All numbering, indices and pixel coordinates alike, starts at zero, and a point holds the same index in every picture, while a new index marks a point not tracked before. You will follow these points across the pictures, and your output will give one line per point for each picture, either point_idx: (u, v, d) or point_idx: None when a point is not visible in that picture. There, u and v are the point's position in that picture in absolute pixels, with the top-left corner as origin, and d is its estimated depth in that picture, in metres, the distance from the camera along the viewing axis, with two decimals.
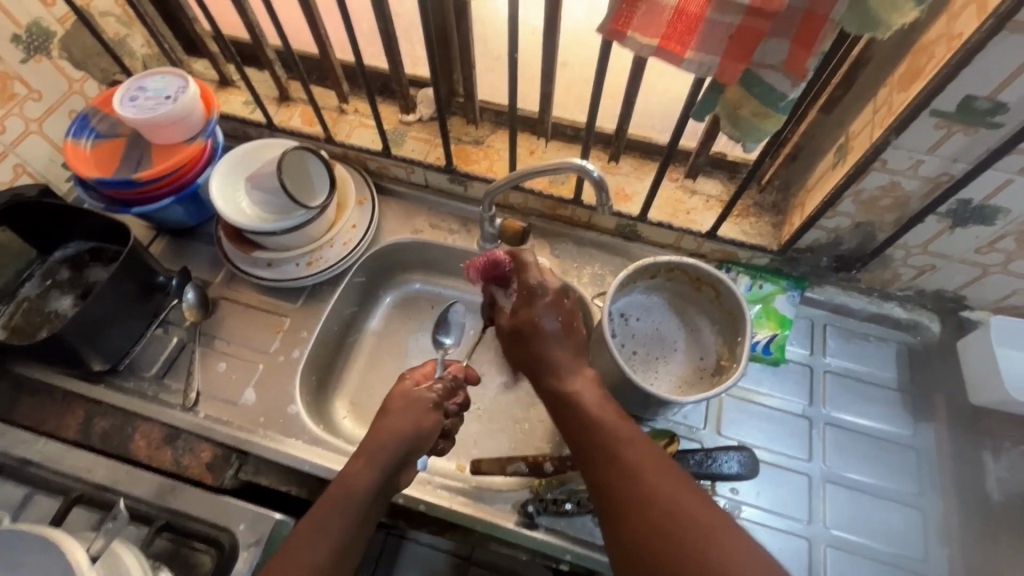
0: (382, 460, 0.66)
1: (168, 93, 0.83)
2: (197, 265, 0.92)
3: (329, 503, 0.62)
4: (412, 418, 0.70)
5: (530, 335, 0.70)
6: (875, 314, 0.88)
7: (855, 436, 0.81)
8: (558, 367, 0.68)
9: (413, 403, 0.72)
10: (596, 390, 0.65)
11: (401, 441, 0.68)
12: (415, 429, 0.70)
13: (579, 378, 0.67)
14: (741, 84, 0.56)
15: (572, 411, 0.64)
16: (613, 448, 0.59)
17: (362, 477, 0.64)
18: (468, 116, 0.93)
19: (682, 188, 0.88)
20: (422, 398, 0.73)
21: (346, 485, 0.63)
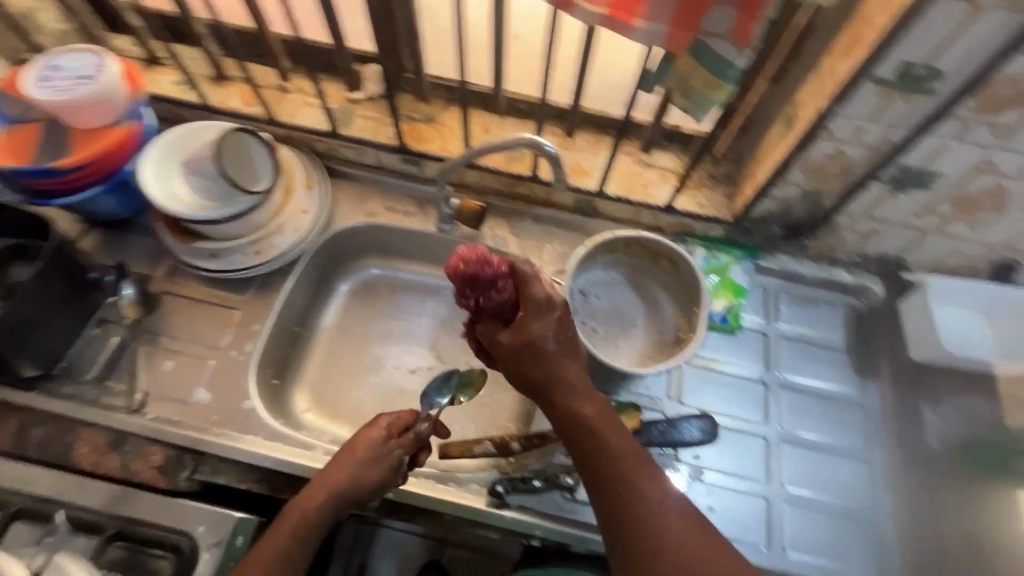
0: (338, 496, 0.65)
1: (86, 72, 0.76)
2: (134, 259, 0.86)
3: (268, 545, 0.61)
4: (358, 470, 0.66)
5: (537, 361, 0.59)
6: (825, 279, 0.90)
7: (807, 397, 0.85)
8: (569, 398, 0.60)
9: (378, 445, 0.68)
10: (605, 412, 0.60)
11: (351, 482, 0.65)
12: (366, 483, 0.66)
13: (588, 398, 0.61)
14: (690, 53, 0.56)
15: (575, 431, 0.60)
16: (620, 467, 0.57)
17: (316, 506, 0.64)
18: (419, 92, 0.90)
19: (638, 162, 0.89)
20: (390, 456, 0.68)
21: (298, 525, 0.63)
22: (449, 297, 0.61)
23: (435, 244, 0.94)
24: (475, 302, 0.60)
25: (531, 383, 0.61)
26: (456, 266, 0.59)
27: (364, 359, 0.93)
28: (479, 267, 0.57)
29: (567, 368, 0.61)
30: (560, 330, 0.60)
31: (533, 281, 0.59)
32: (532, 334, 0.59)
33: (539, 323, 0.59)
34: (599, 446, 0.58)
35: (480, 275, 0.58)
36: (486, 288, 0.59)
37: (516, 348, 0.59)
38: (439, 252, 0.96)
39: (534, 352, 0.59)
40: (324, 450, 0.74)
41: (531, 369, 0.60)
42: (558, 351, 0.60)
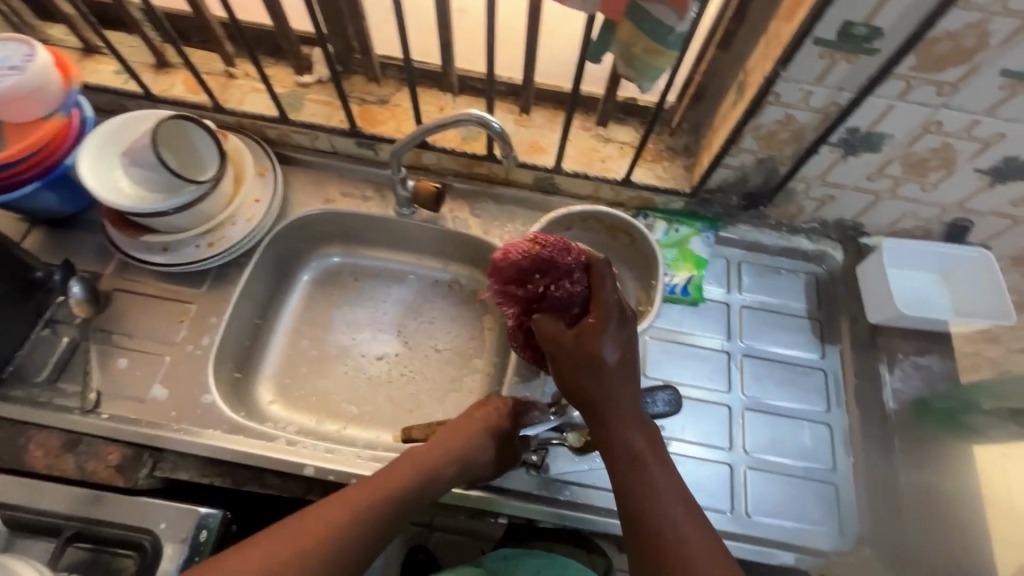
0: (402, 488, 0.64)
1: (13, 62, 0.72)
2: (82, 256, 0.84)
3: (315, 520, 0.58)
4: (449, 450, 0.69)
5: (601, 375, 0.59)
6: (785, 247, 0.91)
7: (770, 364, 0.86)
8: (624, 427, 0.60)
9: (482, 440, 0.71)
10: (649, 435, 0.61)
11: (429, 473, 0.66)
12: (448, 469, 0.68)
13: (637, 419, 0.61)
14: (629, 19, 0.55)
15: (613, 443, 0.60)
16: (653, 488, 0.58)
17: (368, 495, 0.62)
18: (370, 73, 0.88)
19: (595, 137, 0.88)
20: (474, 450, 0.69)
21: (353, 507, 0.60)
22: (517, 281, 0.66)
23: (396, 229, 0.93)
24: (541, 291, 0.64)
25: (586, 392, 0.60)
26: (533, 247, 0.66)
27: (329, 348, 0.91)
28: (559, 251, 0.64)
29: (626, 394, 0.61)
30: (623, 348, 0.60)
31: (608, 287, 0.61)
32: (601, 346, 0.58)
33: (611, 339, 0.59)
34: (636, 461, 0.60)
35: (559, 260, 0.64)
36: (561, 276, 0.63)
37: (570, 343, 0.59)
38: (401, 236, 0.94)
39: (595, 365, 0.58)
40: (286, 440, 0.73)
41: (593, 386, 0.59)
42: (623, 369, 0.60)
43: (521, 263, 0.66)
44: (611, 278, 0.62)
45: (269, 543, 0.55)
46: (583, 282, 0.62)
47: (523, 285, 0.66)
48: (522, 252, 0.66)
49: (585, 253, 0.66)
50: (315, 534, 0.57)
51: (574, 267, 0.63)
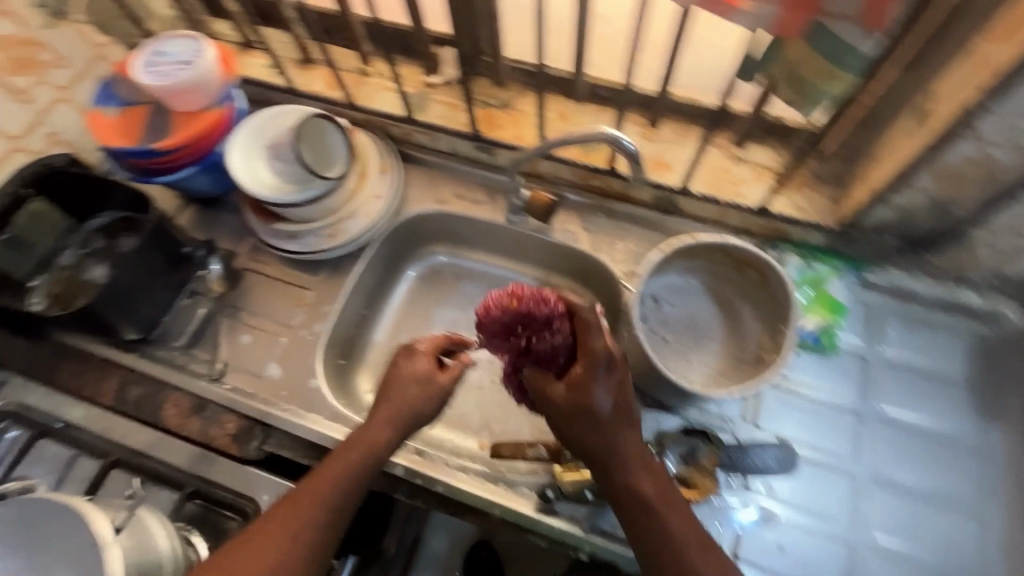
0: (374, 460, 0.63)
1: (185, 57, 0.81)
2: (222, 235, 0.92)
3: (294, 510, 0.58)
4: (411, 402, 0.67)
5: (592, 419, 0.57)
6: (946, 301, 0.78)
7: (909, 435, 0.74)
8: (627, 474, 0.57)
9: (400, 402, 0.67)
10: (654, 470, 0.58)
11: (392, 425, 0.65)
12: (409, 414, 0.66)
13: (642, 458, 0.58)
14: (804, 39, 0.48)
15: (619, 486, 0.57)
16: (666, 534, 0.55)
17: (337, 473, 0.62)
18: (496, 77, 0.87)
19: (729, 157, 0.81)
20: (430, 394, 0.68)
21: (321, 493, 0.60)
22: (502, 337, 0.63)
23: (503, 235, 0.92)
24: (523, 340, 0.62)
25: (580, 438, 0.58)
26: (510, 302, 0.62)
27: None
28: (536, 303, 0.61)
29: (623, 435, 0.58)
30: (612, 387, 0.58)
31: (593, 331, 0.58)
32: (589, 390, 0.57)
33: (602, 387, 0.57)
34: (643, 502, 0.56)
35: (537, 312, 0.61)
36: (541, 328, 0.60)
37: (568, 396, 0.58)
38: (507, 243, 0.93)
39: (584, 410, 0.57)
40: None
41: (590, 439, 0.58)
42: (618, 412, 0.58)
43: (497, 318, 0.63)
44: (594, 326, 0.58)
45: (252, 547, 0.56)
46: (566, 331, 0.60)
47: (500, 333, 0.63)
48: (501, 307, 0.63)
49: (564, 297, 0.62)
50: (294, 523, 0.58)
51: (554, 321, 0.60)
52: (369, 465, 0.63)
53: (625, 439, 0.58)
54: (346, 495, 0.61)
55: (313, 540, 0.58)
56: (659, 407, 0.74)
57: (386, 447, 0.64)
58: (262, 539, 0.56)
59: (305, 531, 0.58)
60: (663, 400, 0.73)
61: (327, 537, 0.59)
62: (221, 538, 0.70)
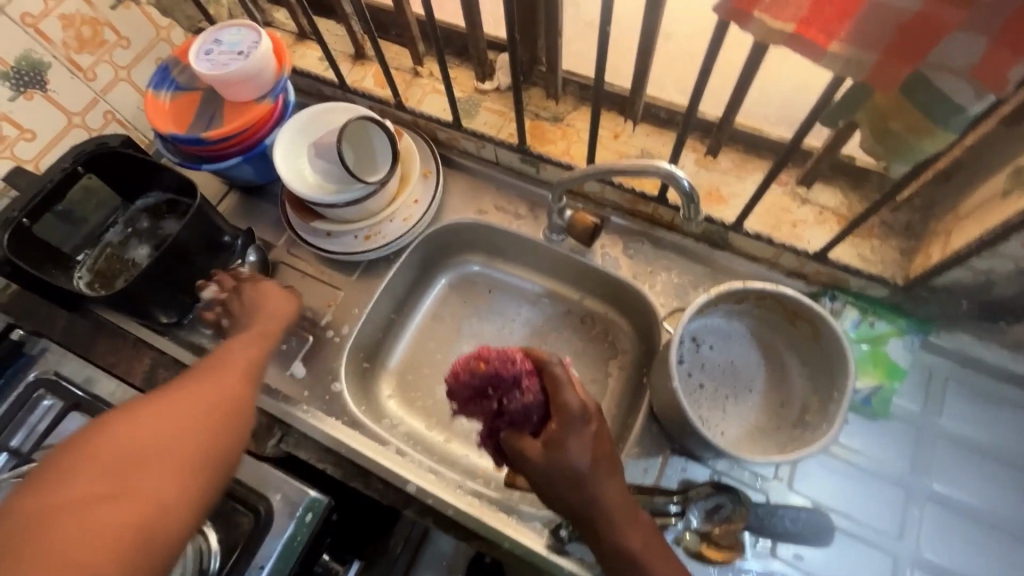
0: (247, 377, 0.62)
1: (242, 48, 0.80)
2: (261, 226, 0.92)
3: (171, 410, 0.52)
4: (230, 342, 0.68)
5: (575, 483, 0.53)
6: (1017, 376, 0.71)
7: (961, 519, 0.68)
8: (614, 532, 0.53)
9: (264, 321, 0.73)
10: (637, 516, 0.54)
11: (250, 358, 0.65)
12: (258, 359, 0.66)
13: (627, 509, 0.54)
14: (903, 90, 0.43)
15: (604, 543, 0.53)
16: None
17: (220, 379, 0.59)
18: (550, 89, 0.83)
19: (791, 195, 0.75)
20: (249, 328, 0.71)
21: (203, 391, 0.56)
22: (475, 399, 0.62)
23: (540, 253, 0.89)
24: (497, 402, 0.60)
25: (564, 498, 0.53)
26: (477, 365, 0.61)
27: (451, 357, 0.91)
28: (503, 363, 0.60)
29: (604, 488, 0.53)
30: (590, 441, 0.54)
31: (565, 388, 0.56)
32: (567, 449, 0.53)
33: (578, 444, 0.53)
34: (626, 554, 0.52)
35: (504, 373, 0.59)
36: (510, 389, 0.59)
37: (546, 461, 0.54)
38: (543, 261, 0.90)
39: (564, 471, 0.53)
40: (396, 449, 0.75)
41: (576, 493, 0.53)
42: (599, 467, 0.54)
43: (466, 381, 0.61)
44: (564, 382, 0.57)
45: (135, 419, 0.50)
46: (539, 388, 0.58)
47: (473, 395, 0.62)
48: (468, 369, 0.61)
49: (531, 353, 0.61)
50: (177, 420, 0.52)
51: (526, 381, 0.59)
52: (244, 380, 0.61)
53: (606, 494, 0.53)
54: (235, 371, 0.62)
55: (217, 396, 0.56)
56: (686, 454, 0.71)
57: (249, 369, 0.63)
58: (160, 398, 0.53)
59: (190, 423, 0.52)
60: (692, 450, 0.68)
61: (230, 395, 0.58)
62: (233, 531, 0.67)
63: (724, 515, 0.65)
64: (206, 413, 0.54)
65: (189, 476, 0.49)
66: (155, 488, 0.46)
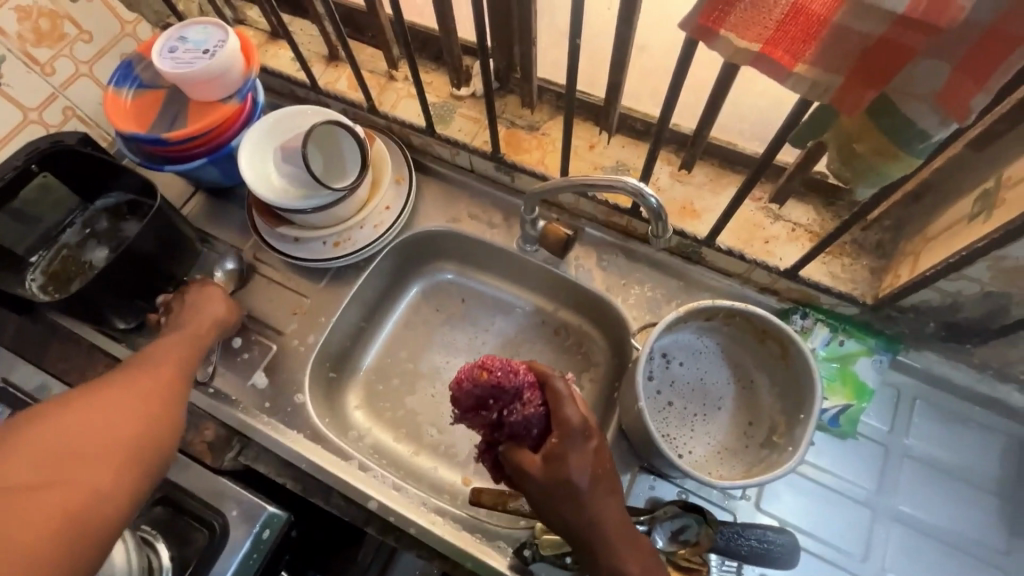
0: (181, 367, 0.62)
1: (207, 46, 0.78)
2: (227, 230, 0.90)
3: (106, 399, 0.51)
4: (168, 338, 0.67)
5: (574, 501, 0.51)
6: (983, 396, 0.71)
7: (926, 541, 0.68)
8: (612, 555, 0.50)
9: (196, 321, 0.71)
10: (636, 538, 0.52)
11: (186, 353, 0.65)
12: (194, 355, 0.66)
13: (626, 530, 0.52)
14: (868, 112, 0.42)
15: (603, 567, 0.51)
16: None
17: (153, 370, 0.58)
18: (525, 97, 0.82)
19: (764, 211, 0.74)
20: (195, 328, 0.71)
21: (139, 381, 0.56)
22: (473, 411, 0.58)
23: (513, 262, 0.87)
24: (496, 414, 0.57)
25: (562, 518, 0.51)
26: (478, 374, 0.57)
27: (421, 368, 0.89)
28: (505, 373, 0.56)
29: (603, 507, 0.51)
30: (591, 458, 0.52)
31: (567, 403, 0.54)
32: (566, 465, 0.51)
33: (579, 461, 0.51)
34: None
35: (505, 384, 0.56)
36: (511, 400, 0.56)
37: (546, 477, 0.52)
38: (517, 271, 0.89)
39: (563, 488, 0.51)
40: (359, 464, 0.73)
41: (574, 512, 0.51)
42: (598, 485, 0.52)
43: (464, 391, 0.58)
44: (566, 395, 0.54)
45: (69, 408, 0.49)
46: (540, 401, 0.55)
47: (470, 407, 0.58)
48: (469, 378, 0.57)
49: (532, 363, 0.59)
50: (112, 408, 0.51)
51: (529, 394, 0.56)
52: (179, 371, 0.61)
53: (605, 514, 0.51)
54: (171, 364, 0.61)
55: (150, 386, 0.56)
56: (654, 472, 0.70)
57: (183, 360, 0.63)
58: (86, 390, 0.52)
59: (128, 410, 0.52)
60: (659, 468, 0.68)
61: (160, 384, 0.58)
62: (186, 547, 0.64)
63: (686, 536, 0.64)
64: (139, 400, 0.54)
65: (126, 465, 0.48)
66: (91, 475, 0.45)
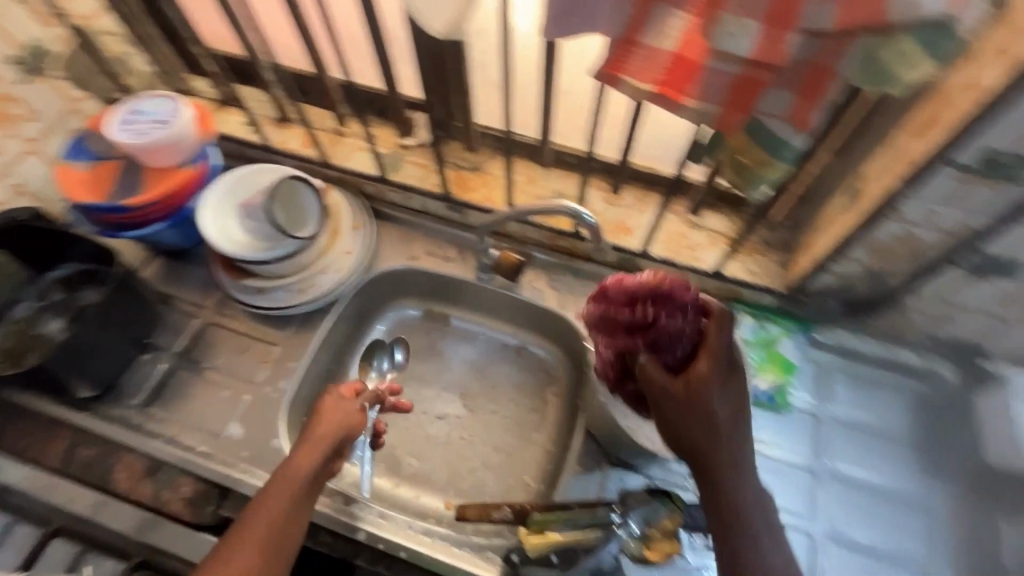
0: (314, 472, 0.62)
1: (163, 116, 0.82)
2: (187, 289, 0.91)
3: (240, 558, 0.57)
4: (323, 430, 0.65)
5: (706, 425, 0.55)
6: (888, 360, 0.83)
7: (861, 492, 0.77)
8: (735, 489, 0.55)
9: (329, 419, 0.66)
10: (761, 497, 0.56)
11: (327, 449, 0.64)
12: (335, 442, 0.65)
13: (751, 473, 0.56)
14: (744, 131, 0.53)
15: (716, 500, 0.55)
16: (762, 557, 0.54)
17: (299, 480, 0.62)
18: (468, 142, 0.91)
19: (685, 223, 0.85)
20: (349, 414, 0.68)
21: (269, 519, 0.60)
22: (609, 322, 0.63)
23: (471, 291, 0.94)
24: (642, 325, 0.60)
25: (692, 439, 0.56)
26: (649, 278, 0.61)
27: (395, 401, 0.92)
28: (681, 287, 0.60)
29: (736, 451, 0.56)
30: (728, 393, 0.57)
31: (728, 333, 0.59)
32: (705, 386, 0.56)
33: (719, 394, 0.56)
34: (736, 516, 0.55)
35: (676, 295, 0.59)
36: (671, 309, 0.59)
37: (677, 391, 0.56)
38: (476, 300, 0.95)
39: (689, 400, 0.56)
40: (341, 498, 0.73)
41: (725, 463, 0.55)
42: (729, 420, 0.56)
43: (613, 296, 0.63)
44: (728, 329, 0.59)
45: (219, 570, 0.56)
46: (693, 322, 0.59)
47: (608, 317, 0.63)
48: (638, 282, 0.62)
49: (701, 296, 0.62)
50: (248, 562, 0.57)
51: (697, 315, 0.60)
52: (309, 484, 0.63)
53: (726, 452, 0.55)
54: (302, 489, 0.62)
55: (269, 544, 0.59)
56: (623, 465, 0.77)
57: (314, 465, 0.63)
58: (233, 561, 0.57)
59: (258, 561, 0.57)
60: (625, 458, 0.75)
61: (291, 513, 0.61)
62: None
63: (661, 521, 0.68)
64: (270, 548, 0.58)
65: None
66: None
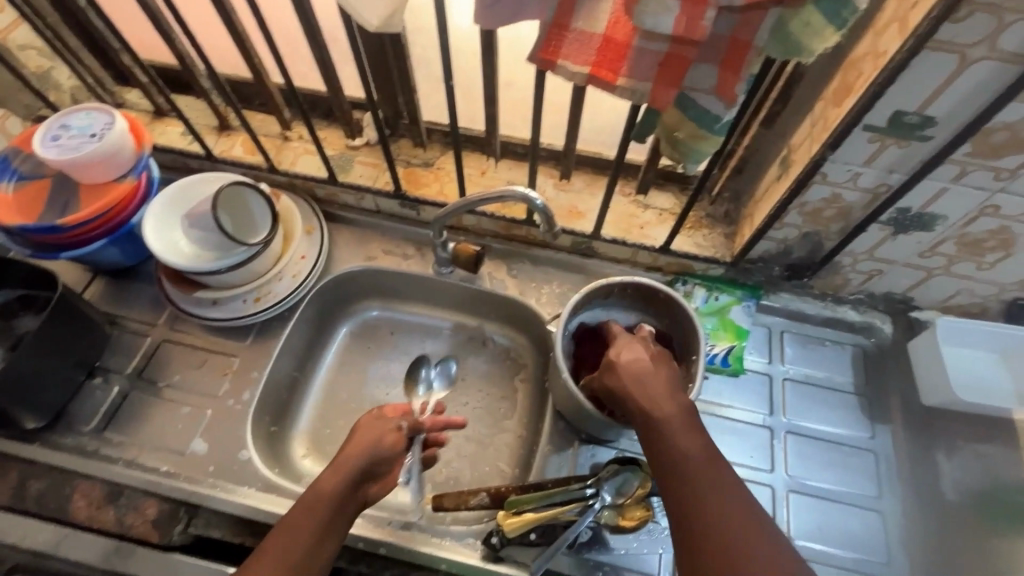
0: (350, 476, 0.62)
1: (93, 130, 0.79)
2: (135, 308, 0.88)
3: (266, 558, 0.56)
4: (363, 443, 0.65)
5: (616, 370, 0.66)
6: (830, 318, 0.88)
7: (815, 444, 0.82)
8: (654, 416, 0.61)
9: (366, 431, 0.66)
10: (684, 413, 0.60)
11: (366, 460, 0.64)
12: (372, 453, 0.65)
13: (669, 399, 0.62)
14: (676, 106, 0.55)
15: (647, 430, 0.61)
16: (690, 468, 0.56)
17: (329, 491, 0.61)
18: (416, 139, 0.91)
19: (634, 203, 0.89)
20: (388, 425, 0.68)
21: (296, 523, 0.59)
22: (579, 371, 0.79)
23: (432, 287, 0.94)
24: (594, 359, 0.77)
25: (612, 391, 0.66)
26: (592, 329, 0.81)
27: (363, 403, 0.91)
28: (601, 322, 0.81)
29: (650, 385, 0.63)
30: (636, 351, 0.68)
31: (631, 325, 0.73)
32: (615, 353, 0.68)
33: (628, 355, 0.67)
34: (664, 439, 0.59)
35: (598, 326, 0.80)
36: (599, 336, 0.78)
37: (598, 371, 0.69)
38: (437, 295, 0.96)
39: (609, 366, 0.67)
40: None
41: (636, 391, 0.63)
42: (637, 364, 0.65)
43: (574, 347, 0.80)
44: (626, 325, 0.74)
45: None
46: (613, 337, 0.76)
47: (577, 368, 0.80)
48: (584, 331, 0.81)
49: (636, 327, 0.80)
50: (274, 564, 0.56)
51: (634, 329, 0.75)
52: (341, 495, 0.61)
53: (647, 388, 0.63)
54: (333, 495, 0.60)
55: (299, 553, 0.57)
56: (594, 440, 0.79)
57: (348, 474, 0.62)
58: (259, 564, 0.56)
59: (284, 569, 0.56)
60: (595, 434, 0.77)
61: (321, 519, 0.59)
62: None
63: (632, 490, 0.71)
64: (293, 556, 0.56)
65: None
66: None
